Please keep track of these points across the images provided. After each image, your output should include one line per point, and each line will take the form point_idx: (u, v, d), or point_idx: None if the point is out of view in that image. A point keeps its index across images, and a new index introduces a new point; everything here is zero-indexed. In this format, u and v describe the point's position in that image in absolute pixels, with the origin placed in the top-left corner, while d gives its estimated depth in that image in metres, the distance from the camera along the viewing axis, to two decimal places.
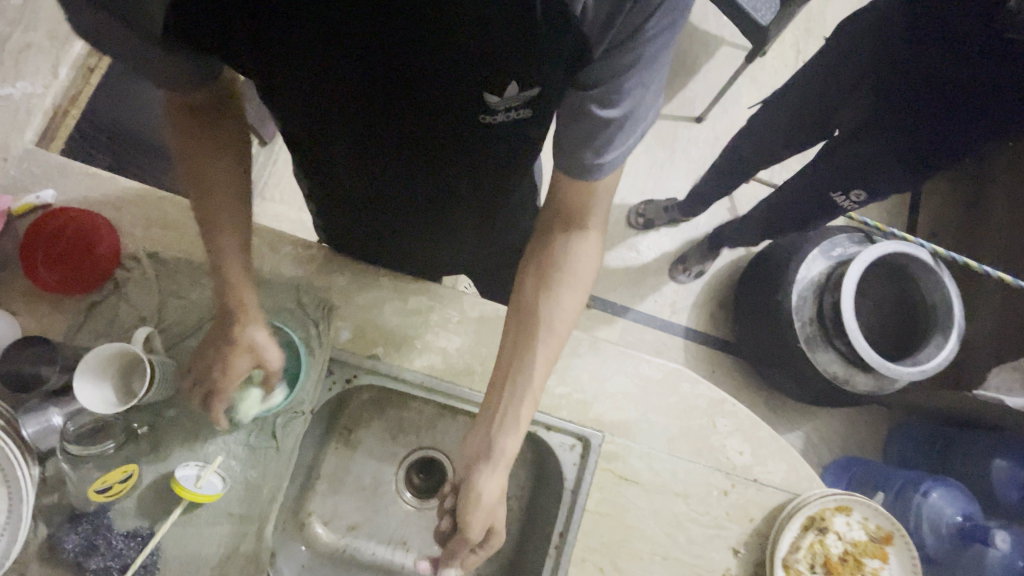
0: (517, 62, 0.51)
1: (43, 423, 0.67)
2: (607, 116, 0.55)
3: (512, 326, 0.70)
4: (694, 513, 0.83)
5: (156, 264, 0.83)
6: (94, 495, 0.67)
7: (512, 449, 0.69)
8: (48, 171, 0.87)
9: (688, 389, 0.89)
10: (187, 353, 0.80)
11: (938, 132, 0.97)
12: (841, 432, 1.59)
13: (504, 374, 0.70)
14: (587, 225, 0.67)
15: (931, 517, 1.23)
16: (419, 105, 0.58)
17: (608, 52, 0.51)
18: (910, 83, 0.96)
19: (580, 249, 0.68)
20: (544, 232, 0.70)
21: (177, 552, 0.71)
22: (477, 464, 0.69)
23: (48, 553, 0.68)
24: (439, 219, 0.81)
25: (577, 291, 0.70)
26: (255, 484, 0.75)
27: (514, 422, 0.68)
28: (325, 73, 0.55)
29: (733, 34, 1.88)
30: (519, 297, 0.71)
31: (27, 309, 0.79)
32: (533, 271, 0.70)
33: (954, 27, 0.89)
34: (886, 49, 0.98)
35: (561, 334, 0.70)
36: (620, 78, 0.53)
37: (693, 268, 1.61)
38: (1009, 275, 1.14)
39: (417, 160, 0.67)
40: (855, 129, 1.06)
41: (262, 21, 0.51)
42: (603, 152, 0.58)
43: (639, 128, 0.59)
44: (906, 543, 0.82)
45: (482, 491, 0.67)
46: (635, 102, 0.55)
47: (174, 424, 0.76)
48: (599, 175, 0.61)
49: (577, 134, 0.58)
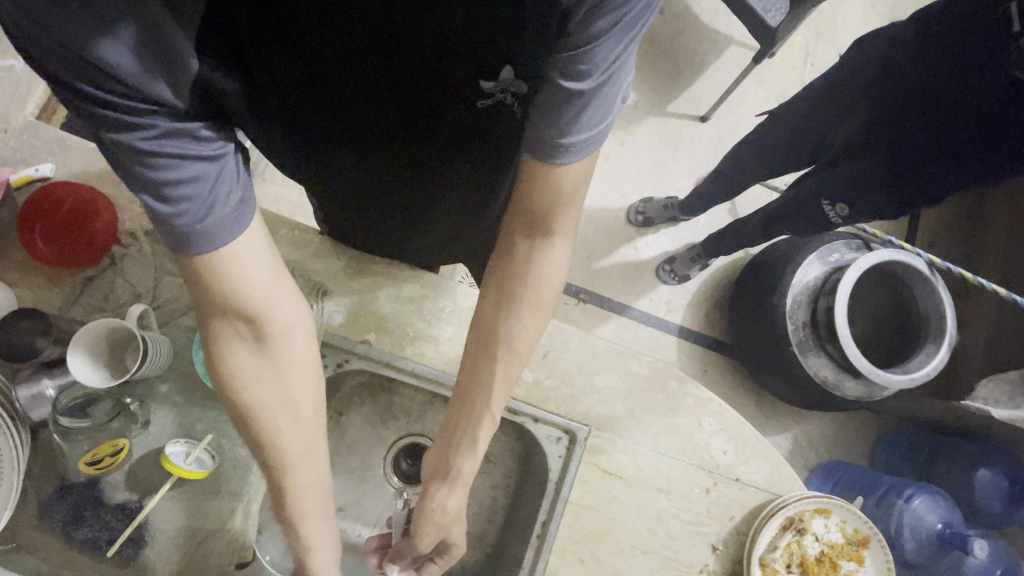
0: (511, 46, 0.51)
1: (35, 392, 0.70)
2: (577, 91, 0.49)
3: (474, 340, 0.70)
4: (676, 509, 0.84)
5: (152, 241, 0.84)
6: (83, 466, 0.70)
7: (470, 470, 0.70)
8: (48, 145, 0.88)
9: (675, 387, 0.90)
10: (179, 330, 0.80)
11: (934, 156, 0.95)
12: (828, 436, 1.61)
13: (465, 386, 0.70)
14: (552, 231, 0.63)
15: (913, 522, 1.24)
16: (414, 90, 0.57)
17: (583, 20, 0.45)
18: (913, 103, 0.94)
19: (545, 256, 0.65)
20: (508, 236, 0.66)
21: (166, 526, 0.72)
22: (439, 480, 0.71)
23: (38, 521, 0.69)
24: (432, 208, 0.80)
25: (537, 314, 0.68)
26: (245, 462, 0.76)
27: (472, 445, 0.70)
28: (314, 58, 0.54)
29: (742, 34, 1.87)
30: (481, 315, 0.69)
31: (22, 281, 0.80)
32: (495, 288, 0.68)
33: (969, 50, 0.88)
34: (889, 69, 0.97)
35: (521, 352, 0.68)
36: (591, 46, 0.46)
37: (681, 272, 1.60)
38: (1004, 289, 1.14)
39: (414, 145, 0.66)
40: (850, 148, 1.04)
41: (243, 7, 0.49)
42: (572, 131, 0.52)
43: (613, 100, 0.52)
44: (883, 547, 0.84)
45: (433, 507, 0.70)
46: (605, 73, 0.48)
47: (166, 400, 0.77)
48: (567, 159, 0.54)
49: (543, 105, 0.51)
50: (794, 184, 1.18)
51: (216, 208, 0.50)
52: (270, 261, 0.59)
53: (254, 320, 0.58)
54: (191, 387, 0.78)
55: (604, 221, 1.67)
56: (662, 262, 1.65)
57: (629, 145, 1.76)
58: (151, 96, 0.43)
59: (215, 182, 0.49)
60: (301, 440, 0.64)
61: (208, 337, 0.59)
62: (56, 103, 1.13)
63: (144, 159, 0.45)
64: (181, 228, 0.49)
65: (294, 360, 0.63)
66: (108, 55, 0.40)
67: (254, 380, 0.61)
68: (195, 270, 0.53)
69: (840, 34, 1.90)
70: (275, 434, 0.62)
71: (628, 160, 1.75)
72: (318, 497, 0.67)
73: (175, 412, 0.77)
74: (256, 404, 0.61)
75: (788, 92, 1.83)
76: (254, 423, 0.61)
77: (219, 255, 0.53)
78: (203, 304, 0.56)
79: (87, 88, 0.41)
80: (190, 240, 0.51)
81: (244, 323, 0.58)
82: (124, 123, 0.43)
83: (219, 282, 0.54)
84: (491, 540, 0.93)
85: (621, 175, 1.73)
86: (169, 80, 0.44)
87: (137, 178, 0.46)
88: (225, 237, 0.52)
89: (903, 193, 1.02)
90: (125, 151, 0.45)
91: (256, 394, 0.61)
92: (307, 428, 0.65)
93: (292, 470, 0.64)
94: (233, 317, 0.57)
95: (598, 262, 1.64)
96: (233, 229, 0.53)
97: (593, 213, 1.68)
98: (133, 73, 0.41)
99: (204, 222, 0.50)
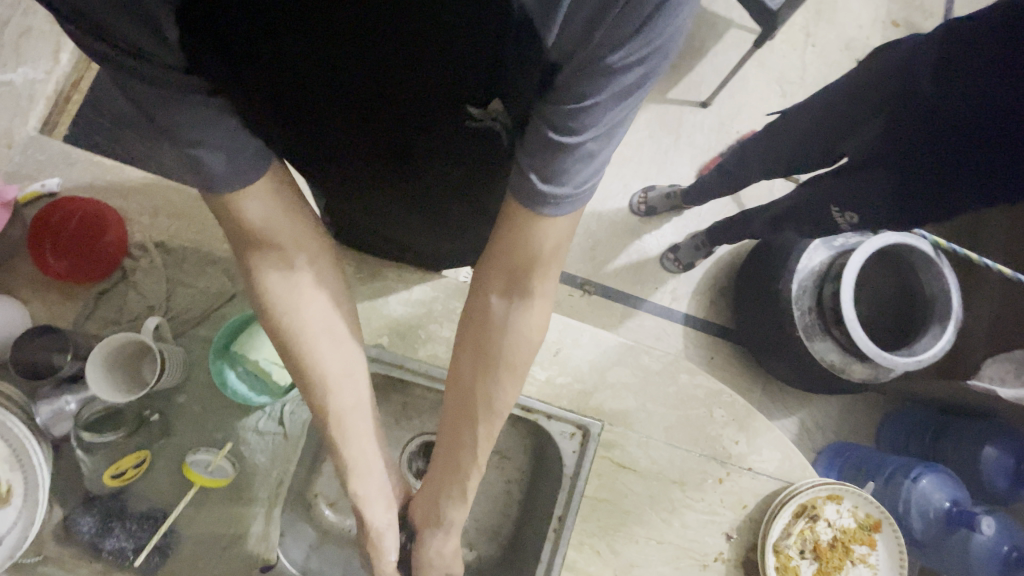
0: (498, 74, 0.50)
1: (56, 409, 0.70)
2: (567, 145, 0.47)
3: (453, 397, 0.70)
4: (690, 499, 0.85)
5: (162, 253, 0.85)
6: (109, 480, 0.71)
7: (461, 519, 0.72)
8: (53, 160, 0.88)
9: (686, 379, 0.91)
10: (196, 340, 0.81)
11: (948, 175, 0.90)
12: (834, 418, 1.63)
13: (449, 440, 0.71)
14: (531, 292, 0.62)
15: (920, 501, 1.26)
16: (404, 110, 0.55)
17: (574, 78, 0.44)
18: (930, 123, 0.89)
19: (524, 318, 0.64)
20: (484, 297, 0.65)
21: (192, 532, 0.74)
22: (428, 531, 0.73)
23: (63, 534, 0.70)
24: (427, 219, 0.79)
25: (513, 378, 0.66)
26: (265, 467, 0.78)
27: (461, 500, 0.70)
28: (305, 79, 0.52)
29: (741, 17, 1.85)
30: (459, 373, 0.69)
31: (35, 296, 0.81)
32: (471, 347, 0.68)
33: (987, 71, 0.83)
34: (908, 89, 0.91)
35: (501, 414, 0.68)
36: (584, 107, 0.45)
37: (684, 259, 1.60)
38: (1009, 268, 1.14)
39: (401, 159, 0.64)
40: (862, 158, 1.01)
41: (239, 37, 0.47)
42: (556, 181, 0.50)
43: (602, 161, 0.51)
44: (895, 531, 0.85)
45: (431, 555, 0.73)
46: (599, 132, 0.47)
47: (185, 411, 0.78)
48: (549, 211, 0.53)
49: (529, 152, 0.49)
50: (805, 185, 1.17)
51: (230, 156, 0.51)
52: (290, 197, 0.61)
53: (284, 249, 0.61)
54: (208, 397, 0.79)
55: (606, 212, 1.67)
56: (666, 250, 1.65)
57: (629, 134, 1.75)
58: (160, 64, 0.44)
59: (233, 128, 0.50)
60: (342, 363, 0.66)
61: (246, 268, 0.61)
62: (57, 117, 1.14)
63: (166, 103, 0.46)
64: (206, 171, 0.51)
65: (321, 287, 0.65)
66: (114, 14, 0.40)
67: (301, 308, 0.63)
68: (224, 209, 0.55)
69: (840, 14, 1.88)
70: (325, 355, 0.64)
71: (629, 149, 1.74)
72: (361, 419, 0.68)
73: (195, 422, 0.78)
74: (292, 335, 0.63)
75: (789, 75, 1.82)
76: (304, 348, 0.63)
77: (237, 197, 0.54)
78: (235, 237, 0.59)
79: (106, 40, 0.42)
80: (211, 183, 0.52)
81: (272, 248, 0.60)
82: (141, 72, 0.44)
83: (248, 219, 0.56)
84: (507, 533, 0.94)
85: (622, 164, 1.72)
86: (162, 42, 0.43)
87: (163, 122, 0.48)
88: (240, 183, 0.53)
89: (908, 204, 0.99)
90: (151, 96, 0.46)
91: (297, 318, 0.63)
92: (341, 351, 0.66)
93: (330, 393, 0.65)
94: (261, 243, 0.59)
95: (602, 254, 1.64)
96: (253, 172, 0.54)
97: (595, 204, 1.68)
98: (135, 32, 0.42)
99: (228, 163, 0.51)
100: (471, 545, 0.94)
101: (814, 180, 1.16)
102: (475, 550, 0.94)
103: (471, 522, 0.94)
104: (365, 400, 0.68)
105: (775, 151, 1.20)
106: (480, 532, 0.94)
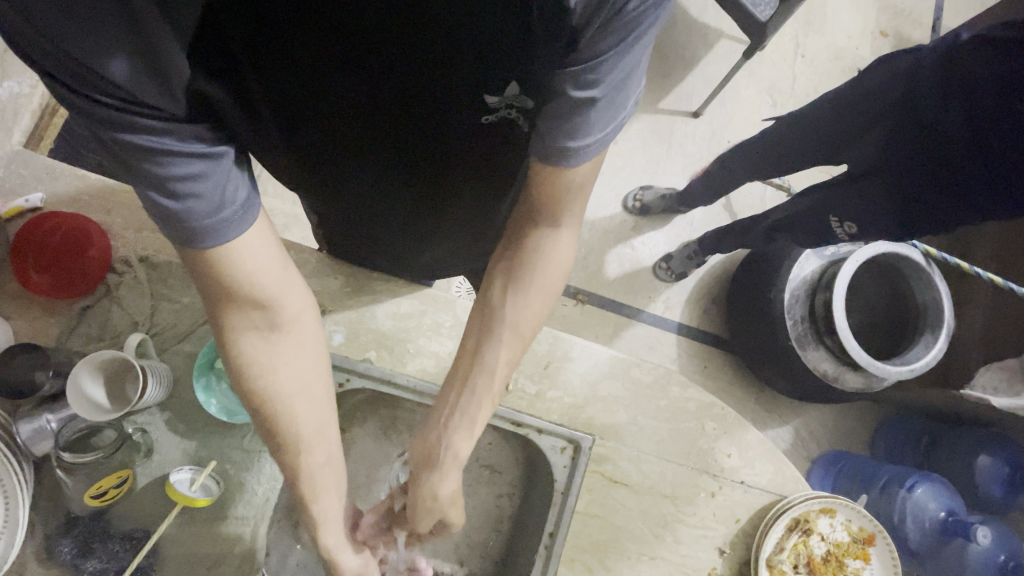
0: (516, 63, 0.49)
1: (36, 427, 0.70)
2: (585, 98, 0.48)
3: (474, 323, 0.69)
4: (683, 513, 0.85)
5: (147, 268, 0.84)
6: (89, 500, 0.68)
7: (463, 452, 0.68)
8: (37, 174, 0.87)
9: (678, 392, 0.91)
10: (180, 356, 0.81)
11: (950, 183, 0.90)
12: (830, 427, 1.62)
13: (466, 370, 0.68)
14: (560, 222, 0.63)
15: (914, 512, 1.25)
16: (415, 104, 0.55)
17: (593, 37, 0.44)
18: (927, 132, 0.89)
19: (552, 249, 0.64)
20: (517, 224, 0.65)
21: (176, 552, 0.73)
22: (429, 470, 0.68)
23: (44, 555, 0.69)
24: (434, 223, 0.78)
25: (541, 296, 0.67)
26: (249, 485, 0.77)
27: (469, 426, 0.68)
28: (312, 74, 0.51)
29: (732, 28, 1.86)
30: (484, 297, 0.68)
31: (18, 312, 0.80)
32: (503, 270, 0.67)
33: (981, 82, 0.84)
34: (908, 98, 0.91)
35: (524, 334, 0.68)
36: (602, 59, 0.45)
37: (677, 268, 1.60)
38: (1000, 277, 1.13)
39: (411, 158, 0.63)
40: (863, 169, 1.01)
41: (244, 23, 0.46)
42: (580, 136, 0.51)
43: (620, 110, 0.51)
44: (889, 544, 0.84)
45: (427, 494, 0.69)
46: (616, 82, 0.47)
47: (168, 428, 0.77)
48: (572, 161, 0.53)
49: (552, 113, 0.50)
50: (803, 196, 1.18)
51: (227, 206, 0.49)
52: (278, 252, 0.58)
53: (267, 306, 0.58)
54: (191, 414, 0.78)
55: (599, 221, 1.67)
56: (659, 258, 1.65)
57: (621, 144, 1.75)
58: (163, 114, 0.43)
59: (221, 182, 0.48)
60: (315, 416, 0.64)
61: (221, 325, 0.58)
62: (43, 129, 1.14)
63: (148, 156, 0.44)
64: (192, 224, 0.48)
65: (307, 340, 0.64)
66: (111, 62, 0.39)
67: (279, 365, 0.61)
68: (206, 269, 0.53)
69: (829, 24, 1.90)
70: (302, 415, 0.62)
71: (622, 158, 1.73)
72: (333, 474, 0.67)
73: (180, 438, 0.77)
74: (267, 380, 0.60)
75: (779, 86, 1.83)
76: (287, 412, 0.61)
77: (228, 248, 0.51)
78: (212, 293, 0.55)
79: (94, 92, 0.40)
80: (201, 237, 0.49)
81: (257, 304, 0.57)
82: (131, 129, 0.42)
83: (230, 276, 0.53)
84: (498, 549, 0.93)
85: (615, 173, 1.72)
86: (164, 88, 0.42)
87: (142, 174, 0.45)
88: (232, 235, 0.51)
89: (907, 214, 0.98)
90: (133, 150, 0.43)
91: (273, 380, 0.60)
92: (317, 409, 0.64)
93: (303, 454, 0.63)
94: (244, 300, 0.56)
95: (596, 263, 1.64)
96: (241, 225, 0.51)
97: (588, 214, 1.67)
98: (136, 82, 0.41)
99: (216, 216, 0.49)
100: (463, 562, 0.93)
101: (816, 186, 1.16)
102: (465, 566, 0.92)
103: (462, 538, 0.93)
104: (334, 457, 0.67)
105: (769, 161, 1.20)
106: (471, 548, 0.93)
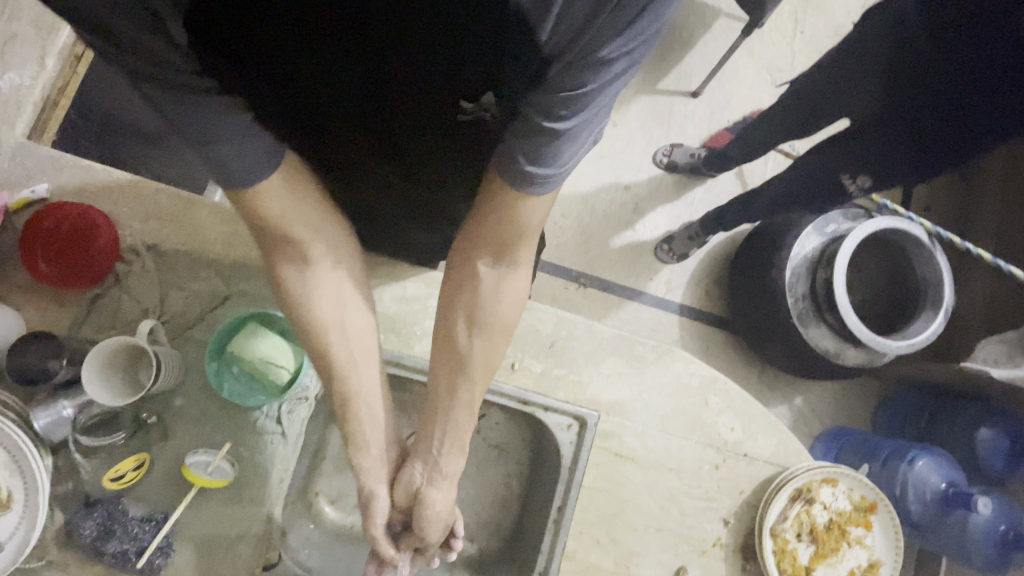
0: (495, 74, 0.50)
1: (53, 415, 0.71)
2: (553, 129, 0.47)
3: (446, 369, 0.69)
4: (687, 487, 0.86)
5: (155, 257, 0.85)
6: (108, 483, 0.71)
7: (457, 469, 0.72)
8: (41, 166, 0.88)
9: (682, 368, 0.92)
10: (191, 343, 0.82)
11: (936, 128, 0.96)
12: (831, 404, 1.64)
13: (446, 408, 0.69)
14: (518, 259, 0.64)
15: (916, 485, 1.27)
16: (399, 105, 0.56)
17: (567, 70, 0.44)
18: (922, 77, 0.93)
19: (511, 286, 0.65)
20: (467, 272, 0.65)
21: (194, 532, 0.75)
22: (433, 475, 0.71)
23: (65, 538, 0.71)
24: (419, 218, 0.80)
25: (500, 336, 0.68)
26: (263, 467, 0.78)
27: (455, 447, 0.70)
28: (301, 73, 0.52)
29: (730, 6, 1.84)
30: (450, 344, 0.68)
31: (30, 303, 0.81)
32: (462, 314, 0.67)
33: (969, 25, 0.87)
34: (904, 47, 0.94)
35: (484, 377, 0.68)
36: (575, 94, 0.45)
37: (678, 250, 1.60)
38: (989, 254, 1.15)
39: (396, 153, 0.64)
40: (865, 123, 1.04)
41: (235, 24, 0.46)
42: (544, 163, 0.51)
43: (585, 143, 0.51)
44: (889, 511, 0.86)
45: (431, 511, 0.71)
46: (587, 117, 0.47)
47: (181, 414, 0.79)
48: (536, 188, 0.53)
49: (520, 134, 0.49)
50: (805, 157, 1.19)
51: (250, 153, 0.51)
52: (313, 196, 0.62)
53: (300, 244, 0.61)
54: (204, 401, 0.80)
55: (600, 204, 1.67)
56: (659, 241, 1.66)
57: (620, 126, 1.74)
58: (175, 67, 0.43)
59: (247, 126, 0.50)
60: (351, 354, 0.66)
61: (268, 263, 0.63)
62: (44, 122, 1.14)
63: (182, 102, 0.46)
64: (232, 166, 0.51)
65: (342, 278, 0.66)
66: (119, 18, 0.39)
67: (314, 299, 0.64)
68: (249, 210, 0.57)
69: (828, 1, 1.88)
70: (336, 347, 0.65)
71: (621, 141, 1.73)
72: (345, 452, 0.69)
73: (192, 424, 0.79)
74: (311, 314, 0.64)
75: (778, 64, 1.82)
76: (321, 340, 0.65)
77: (261, 189, 0.55)
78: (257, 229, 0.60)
79: (115, 35, 0.41)
80: (237, 179, 0.52)
81: (292, 240, 0.61)
82: (163, 79, 0.44)
83: (262, 213, 0.57)
84: (507, 526, 0.95)
85: (615, 156, 1.71)
86: (170, 40, 0.42)
87: (180, 124, 0.48)
88: (262, 175, 0.53)
89: (914, 157, 1.02)
90: (168, 100, 0.46)
91: (314, 310, 0.64)
92: (358, 340, 0.67)
93: (345, 381, 0.66)
94: (281, 236, 0.60)
95: (597, 246, 1.64)
96: (267, 168, 0.54)
97: (590, 196, 1.67)
98: (144, 38, 0.41)
99: (247, 162, 0.51)
100: (472, 539, 0.95)
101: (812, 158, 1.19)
102: (475, 544, 0.95)
103: (471, 516, 0.95)
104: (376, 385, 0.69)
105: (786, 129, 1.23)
106: (480, 526, 0.95)
